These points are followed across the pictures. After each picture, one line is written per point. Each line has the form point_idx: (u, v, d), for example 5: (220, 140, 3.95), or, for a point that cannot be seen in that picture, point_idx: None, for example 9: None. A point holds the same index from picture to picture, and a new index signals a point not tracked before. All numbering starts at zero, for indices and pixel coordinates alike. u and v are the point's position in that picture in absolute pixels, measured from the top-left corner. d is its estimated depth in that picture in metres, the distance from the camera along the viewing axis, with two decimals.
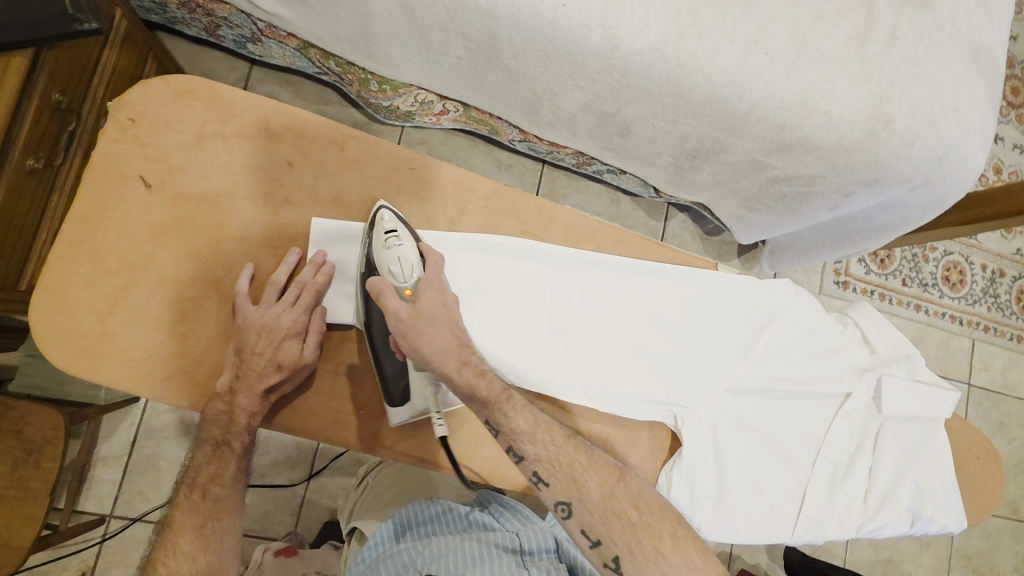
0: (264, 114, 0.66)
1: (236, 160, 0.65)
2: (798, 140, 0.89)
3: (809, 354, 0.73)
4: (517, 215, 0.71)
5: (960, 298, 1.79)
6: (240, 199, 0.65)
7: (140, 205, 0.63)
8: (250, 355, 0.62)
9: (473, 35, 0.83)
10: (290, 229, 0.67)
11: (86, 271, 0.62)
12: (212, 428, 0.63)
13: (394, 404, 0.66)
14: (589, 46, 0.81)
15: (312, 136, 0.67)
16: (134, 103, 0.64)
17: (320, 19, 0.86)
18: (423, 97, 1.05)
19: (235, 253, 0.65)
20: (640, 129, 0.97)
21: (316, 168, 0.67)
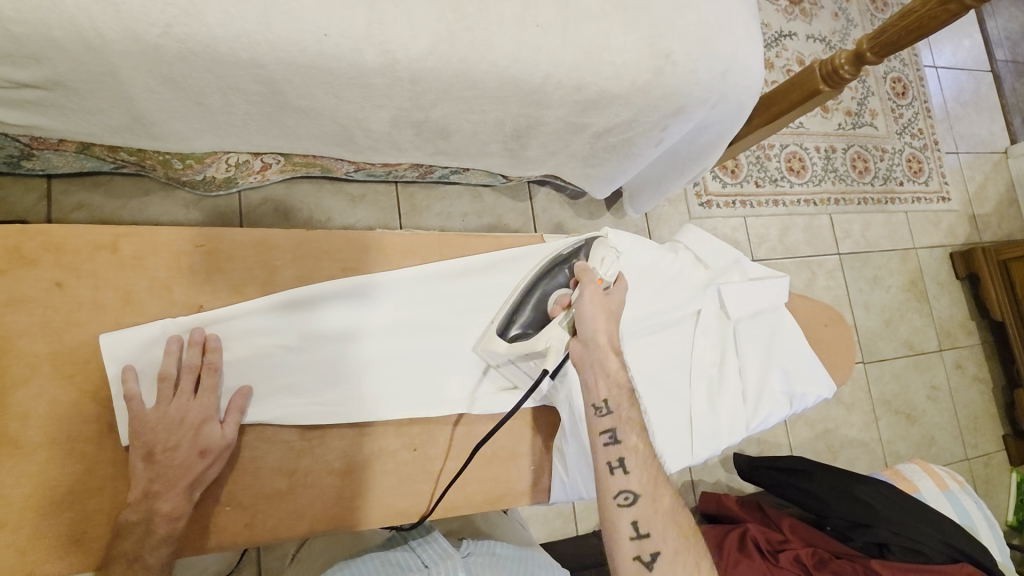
0: (9, 241, 0.60)
1: None
2: (598, 94, 0.94)
3: (655, 289, 0.78)
4: (330, 254, 0.71)
5: (808, 182, 1.98)
6: (20, 339, 0.60)
7: None
8: (163, 454, 0.60)
9: (251, 88, 0.80)
10: (81, 351, 0.62)
11: None
12: (126, 542, 0.58)
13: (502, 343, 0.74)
14: (368, 66, 0.80)
15: (75, 248, 0.62)
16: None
17: (82, 116, 0.80)
18: (235, 159, 1.01)
19: (26, 399, 0.59)
20: (457, 128, 0.99)
21: (92, 279, 0.63)
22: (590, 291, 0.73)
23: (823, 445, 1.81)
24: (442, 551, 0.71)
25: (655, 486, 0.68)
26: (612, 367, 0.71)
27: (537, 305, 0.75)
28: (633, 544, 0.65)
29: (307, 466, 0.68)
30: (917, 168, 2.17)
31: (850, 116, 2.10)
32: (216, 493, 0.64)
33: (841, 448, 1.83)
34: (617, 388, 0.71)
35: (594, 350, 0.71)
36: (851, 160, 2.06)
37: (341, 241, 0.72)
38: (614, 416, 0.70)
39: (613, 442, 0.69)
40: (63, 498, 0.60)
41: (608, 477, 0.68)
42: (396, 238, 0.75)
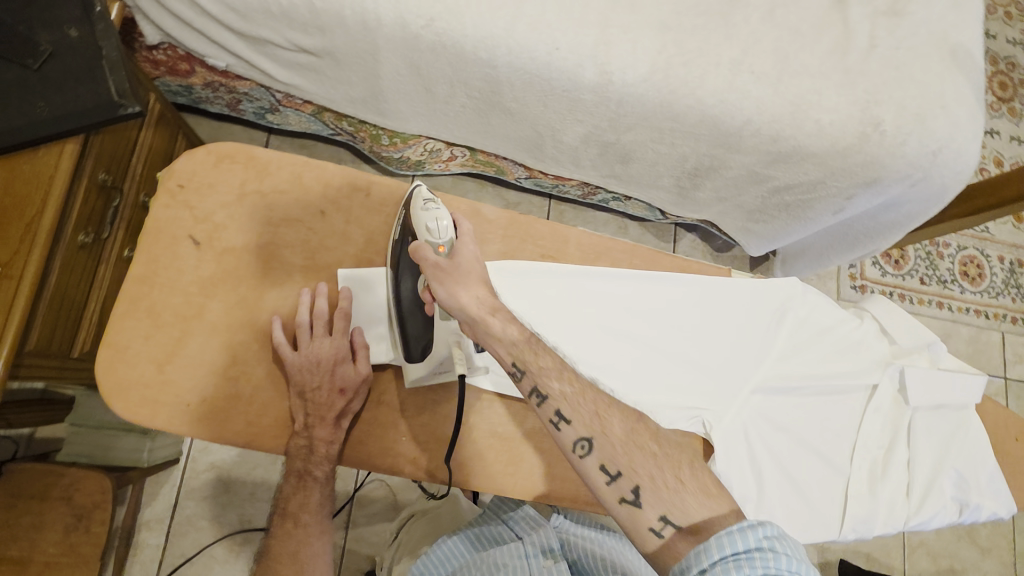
0: (296, 169, 0.72)
1: (275, 214, 0.70)
2: (794, 149, 0.93)
3: (832, 350, 0.75)
4: (535, 240, 0.77)
5: (982, 292, 1.78)
6: (281, 247, 0.70)
7: (190, 261, 0.68)
8: (312, 391, 0.65)
9: (476, 84, 0.89)
10: (328, 270, 0.71)
11: (146, 326, 0.66)
12: (296, 458, 0.65)
13: (412, 360, 0.67)
14: (584, 82, 0.86)
15: (340, 185, 0.72)
16: (182, 170, 0.69)
17: (334, 84, 0.94)
18: (432, 145, 1.11)
19: (277, 299, 0.69)
20: (640, 155, 1.02)
21: (346, 215, 0.72)
22: (427, 272, 0.64)
23: None
24: (534, 522, 0.77)
25: (605, 427, 0.60)
26: (497, 333, 0.63)
27: (414, 308, 0.68)
28: (611, 491, 0.57)
29: (475, 423, 0.71)
30: None
31: None
32: (398, 420, 0.69)
33: None
34: (517, 346, 0.63)
35: (476, 324, 0.63)
36: None
37: (547, 231, 0.77)
38: (530, 376, 0.62)
39: (540, 399, 0.62)
40: (284, 389, 0.67)
41: (557, 435, 0.60)
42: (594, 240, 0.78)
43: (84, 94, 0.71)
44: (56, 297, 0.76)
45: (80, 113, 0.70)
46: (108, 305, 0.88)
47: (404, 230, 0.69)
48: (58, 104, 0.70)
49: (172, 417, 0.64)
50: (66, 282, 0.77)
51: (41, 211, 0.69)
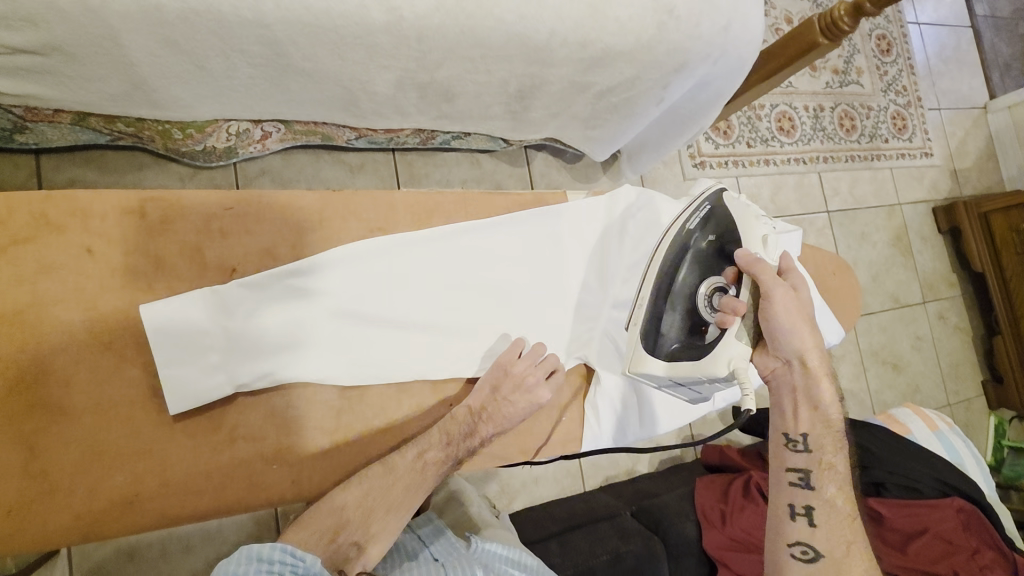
0: (35, 208, 0.60)
1: (23, 269, 0.59)
2: (603, 51, 0.94)
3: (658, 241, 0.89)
4: (358, 215, 0.74)
5: (797, 141, 2.00)
6: (52, 305, 0.60)
7: None
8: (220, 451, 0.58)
9: (254, 50, 0.78)
10: (115, 317, 0.62)
11: None
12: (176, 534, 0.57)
13: (656, 354, 0.81)
14: (374, 25, 0.79)
15: (101, 214, 0.62)
16: None
17: (81, 84, 0.78)
18: (236, 126, 0.98)
19: (66, 365, 0.60)
20: (461, 90, 0.98)
21: (120, 246, 0.63)
22: (776, 293, 0.79)
23: None
24: (454, 550, 0.81)
25: (843, 547, 0.77)
26: (815, 396, 0.81)
27: (686, 313, 0.81)
28: (798, 551, 0.78)
29: (346, 423, 0.72)
30: (902, 125, 2.21)
31: (838, 74, 2.11)
32: (261, 448, 0.67)
33: None
34: (822, 428, 0.81)
35: (800, 363, 0.80)
36: (839, 118, 2.09)
37: (366, 200, 0.74)
38: (812, 454, 0.80)
39: (810, 487, 0.79)
40: (111, 461, 0.61)
41: (784, 488, 0.81)
42: (422, 198, 0.78)
43: None
44: None
45: None
46: None
47: (727, 230, 0.83)
48: None
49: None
50: None
51: None
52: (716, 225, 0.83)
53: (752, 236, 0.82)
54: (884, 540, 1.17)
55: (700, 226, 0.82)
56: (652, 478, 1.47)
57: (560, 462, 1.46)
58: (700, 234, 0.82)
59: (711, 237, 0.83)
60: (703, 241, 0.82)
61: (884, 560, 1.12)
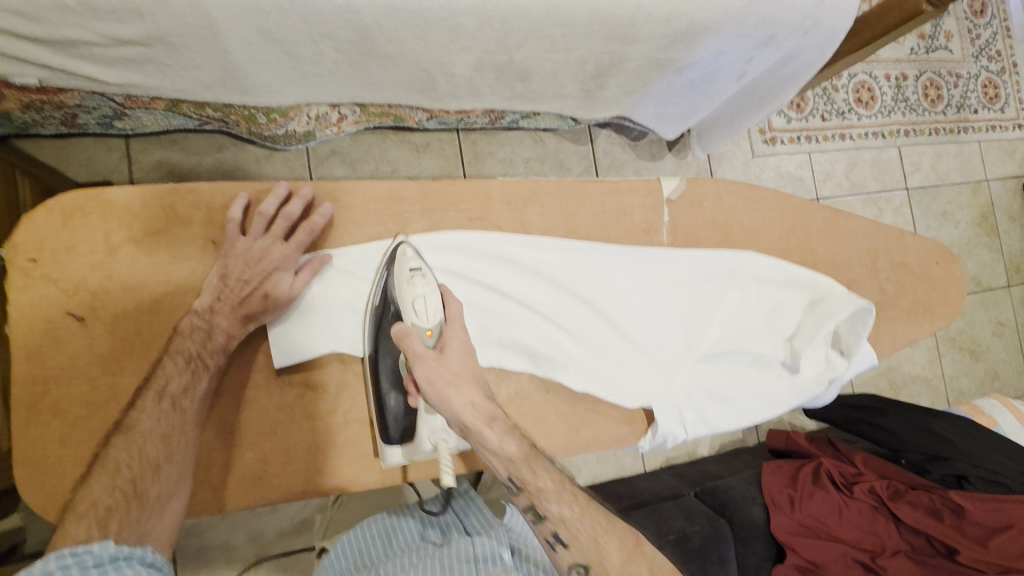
0: (165, 202, 0.71)
1: (158, 261, 0.70)
2: (688, 26, 0.90)
3: (761, 311, 0.99)
4: (457, 206, 0.83)
5: (876, 114, 1.88)
6: (128, 275, 0.69)
7: (81, 340, 0.67)
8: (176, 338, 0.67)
9: (341, 35, 0.79)
10: None
11: (58, 429, 0.66)
12: (124, 452, 0.62)
13: (391, 443, 0.75)
14: (460, 7, 0.78)
15: (225, 206, 0.73)
16: (27, 243, 0.66)
17: (179, 73, 0.80)
18: (316, 110, 1.00)
19: None
20: (538, 70, 0.96)
21: None
22: (421, 363, 0.69)
23: (885, 383, 1.80)
24: (486, 522, 0.77)
25: (599, 545, 0.68)
26: (493, 444, 0.69)
27: (395, 391, 0.74)
28: None
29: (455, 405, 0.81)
30: (994, 93, 2.04)
31: (924, 40, 1.95)
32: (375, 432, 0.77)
33: (904, 386, 1.83)
34: (513, 463, 0.70)
35: (467, 431, 0.69)
36: (923, 88, 1.94)
37: (465, 193, 0.84)
38: (526, 492, 0.70)
39: (539, 519, 0.70)
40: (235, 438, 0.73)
41: (555, 555, 0.69)
42: (520, 186, 0.86)
43: None
44: None
45: None
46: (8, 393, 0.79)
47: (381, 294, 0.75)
48: None
49: (47, 436, 0.65)
50: None
51: None
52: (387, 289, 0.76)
53: (411, 313, 0.73)
54: (963, 531, 1.11)
55: (382, 295, 0.76)
56: (713, 460, 1.46)
57: None
58: (383, 306, 0.75)
59: (391, 309, 0.75)
60: (386, 310, 0.75)
61: (961, 553, 1.07)
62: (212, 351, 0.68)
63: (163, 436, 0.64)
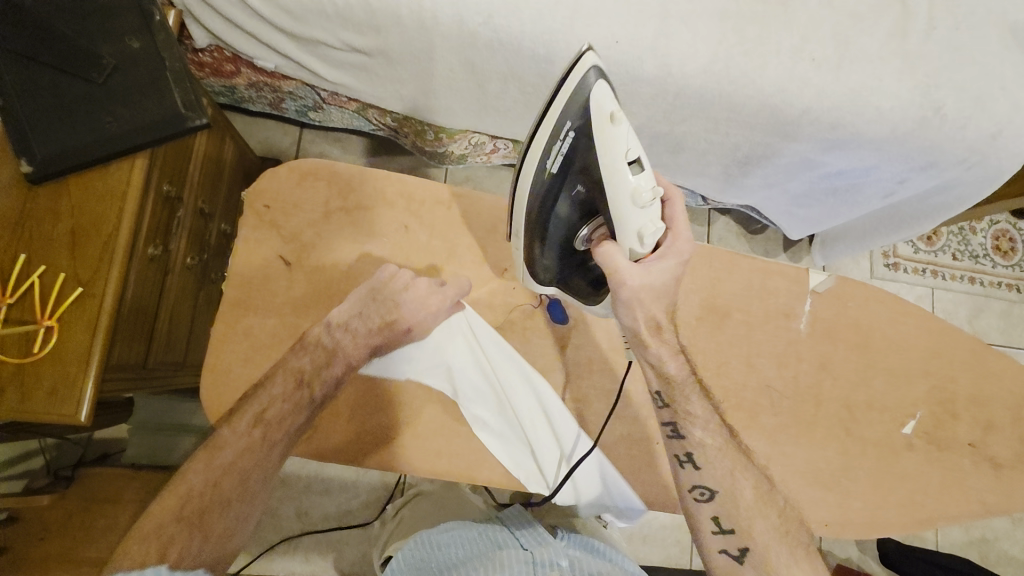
0: (378, 183, 0.74)
1: (362, 234, 0.73)
2: (851, 135, 0.92)
3: None
4: None
5: (1014, 266, 1.77)
6: (333, 244, 0.72)
7: (283, 283, 0.71)
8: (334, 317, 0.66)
9: (530, 80, 0.88)
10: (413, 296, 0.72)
11: (244, 349, 0.69)
12: (257, 409, 0.62)
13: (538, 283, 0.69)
14: (643, 76, 0.85)
15: (422, 198, 0.75)
16: (266, 192, 0.71)
17: (385, 83, 0.92)
18: (477, 138, 1.09)
19: None
20: (691, 145, 1.01)
21: (429, 229, 0.75)
22: (625, 274, 0.59)
23: (975, 554, 1.62)
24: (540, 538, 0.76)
25: (735, 483, 0.61)
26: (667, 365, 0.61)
27: (562, 265, 0.68)
28: (718, 543, 0.61)
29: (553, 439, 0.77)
30: None
31: None
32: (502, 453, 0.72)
33: (997, 564, 1.63)
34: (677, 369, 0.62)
35: (636, 340, 0.62)
36: None
37: None
38: (671, 407, 0.62)
39: (674, 434, 0.62)
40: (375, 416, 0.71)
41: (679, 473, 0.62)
42: None
43: (151, 108, 0.68)
44: (129, 312, 0.73)
45: (149, 125, 0.68)
46: (174, 317, 0.84)
47: (586, 166, 0.59)
48: (125, 117, 0.68)
49: (232, 354, 0.68)
50: (139, 298, 0.74)
51: (117, 230, 0.66)
52: (582, 159, 0.58)
53: (627, 223, 0.59)
54: None
55: (564, 169, 0.59)
56: None
57: (671, 529, 1.40)
58: (570, 176, 0.60)
59: (579, 182, 0.60)
60: (569, 186, 0.61)
61: None
62: (361, 340, 0.66)
63: (293, 407, 0.63)
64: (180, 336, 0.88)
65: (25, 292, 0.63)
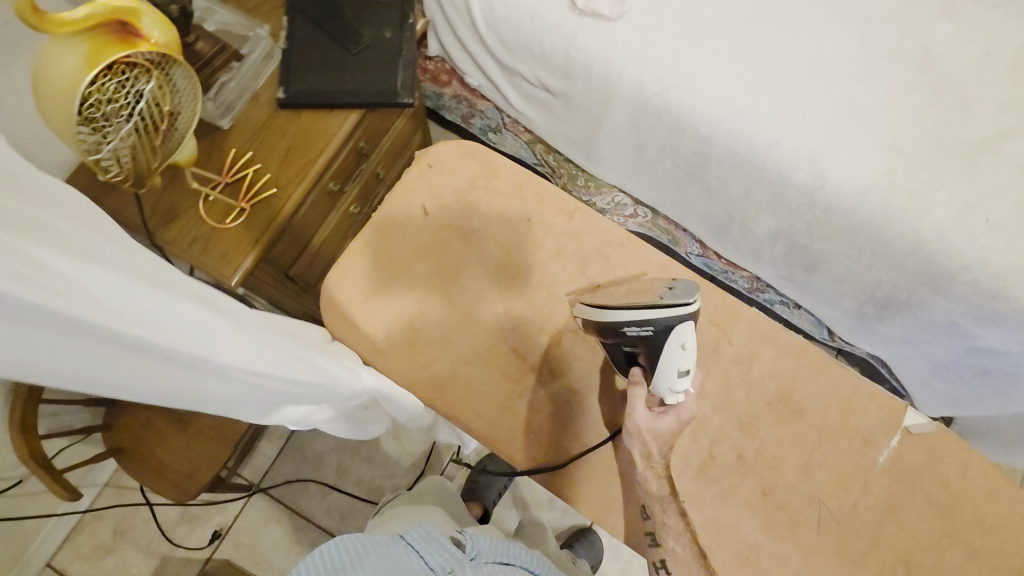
0: (522, 178, 0.69)
1: (497, 213, 0.68)
2: (1017, 314, 0.81)
3: None
4: None
5: None
6: (469, 211, 0.68)
7: (414, 228, 0.68)
8: (455, 289, 0.66)
9: (685, 155, 0.92)
10: (535, 293, 0.66)
11: (363, 266, 0.67)
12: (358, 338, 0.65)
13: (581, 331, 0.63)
14: (795, 181, 0.86)
15: None
16: (433, 153, 0.70)
17: (558, 122, 1.03)
18: (620, 199, 1.13)
19: (468, 302, 0.65)
20: (828, 267, 0.95)
21: (555, 231, 0.68)
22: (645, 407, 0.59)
23: None
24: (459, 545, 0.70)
25: None
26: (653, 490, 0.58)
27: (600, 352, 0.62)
28: None
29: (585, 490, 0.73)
30: None
31: None
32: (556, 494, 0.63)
33: None
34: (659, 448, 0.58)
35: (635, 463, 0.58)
36: None
37: None
38: (653, 523, 0.58)
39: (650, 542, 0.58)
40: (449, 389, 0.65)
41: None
42: None
43: (378, 82, 0.87)
44: (297, 225, 0.89)
45: (375, 93, 0.87)
46: (324, 246, 1.00)
47: (648, 344, 0.55)
48: (355, 83, 0.87)
49: (352, 268, 0.67)
50: (308, 216, 0.91)
51: (319, 157, 0.85)
52: (649, 342, 0.55)
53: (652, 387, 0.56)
54: None
55: (637, 339, 0.54)
56: None
57: None
58: (631, 342, 0.55)
59: (639, 347, 0.56)
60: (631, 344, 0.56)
61: None
62: (465, 319, 0.65)
63: (388, 346, 0.65)
64: (321, 267, 1.03)
65: (241, 176, 0.82)
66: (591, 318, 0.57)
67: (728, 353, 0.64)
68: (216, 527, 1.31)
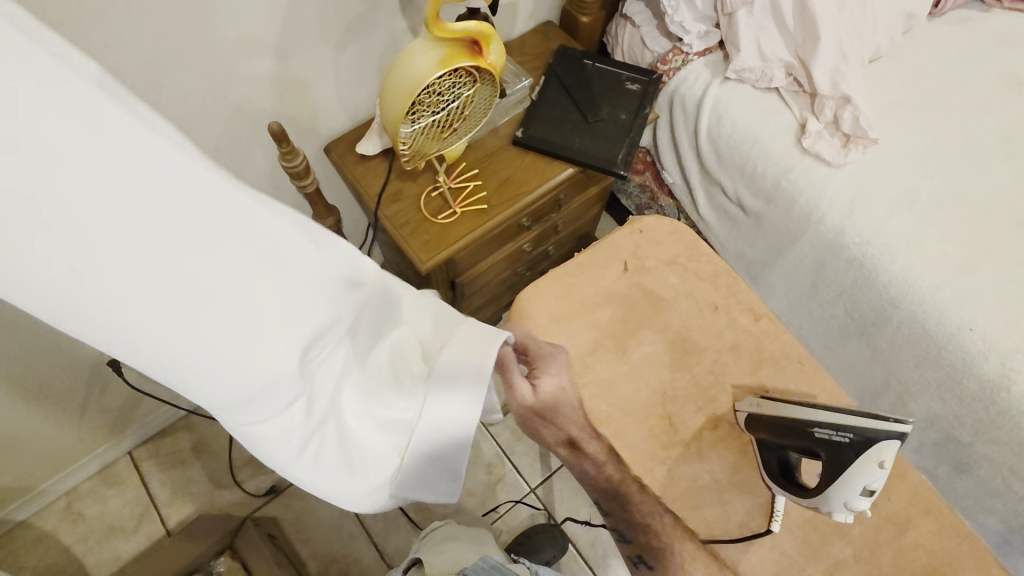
0: (721, 269, 0.74)
1: (687, 291, 0.72)
2: None
3: None
4: None
5: None
6: (664, 280, 0.73)
7: (609, 276, 0.73)
8: (631, 344, 0.70)
9: (863, 308, 0.92)
10: (702, 375, 0.68)
11: (556, 292, 0.72)
12: None
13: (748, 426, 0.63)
14: (977, 372, 0.83)
15: None
16: (647, 222, 0.77)
17: (739, 237, 1.08)
18: None
19: (638, 358, 0.69)
20: (985, 476, 0.87)
21: (738, 326, 0.70)
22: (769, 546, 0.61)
23: None
24: None
25: None
26: None
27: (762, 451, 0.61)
28: None
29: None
30: None
31: None
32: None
33: None
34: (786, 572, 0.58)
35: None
36: None
37: None
38: None
39: None
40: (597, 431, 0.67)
41: None
42: None
43: (602, 150, 0.98)
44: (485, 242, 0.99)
45: (597, 158, 0.97)
46: (490, 268, 1.09)
47: (839, 453, 0.54)
48: (584, 145, 0.98)
49: (545, 291, 0.72)
50: (495, 238, 1.00)
51: (530, 193, 0.95)
52: (841, 451, 0.54)
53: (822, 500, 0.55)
54: None
55: (826, 444, 0.54)
56: None
57: None
58: (815, 444, 0.56)
59: (820, 453, 0.55)
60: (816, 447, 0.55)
61: None
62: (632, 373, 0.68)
63: None
64: (480, 285, 1.12)
65: (462, 185, 0.94)
66: (776, 411, 0.59)
67: (882, 508, 0.62)
68: (274, 483, 1.36)
